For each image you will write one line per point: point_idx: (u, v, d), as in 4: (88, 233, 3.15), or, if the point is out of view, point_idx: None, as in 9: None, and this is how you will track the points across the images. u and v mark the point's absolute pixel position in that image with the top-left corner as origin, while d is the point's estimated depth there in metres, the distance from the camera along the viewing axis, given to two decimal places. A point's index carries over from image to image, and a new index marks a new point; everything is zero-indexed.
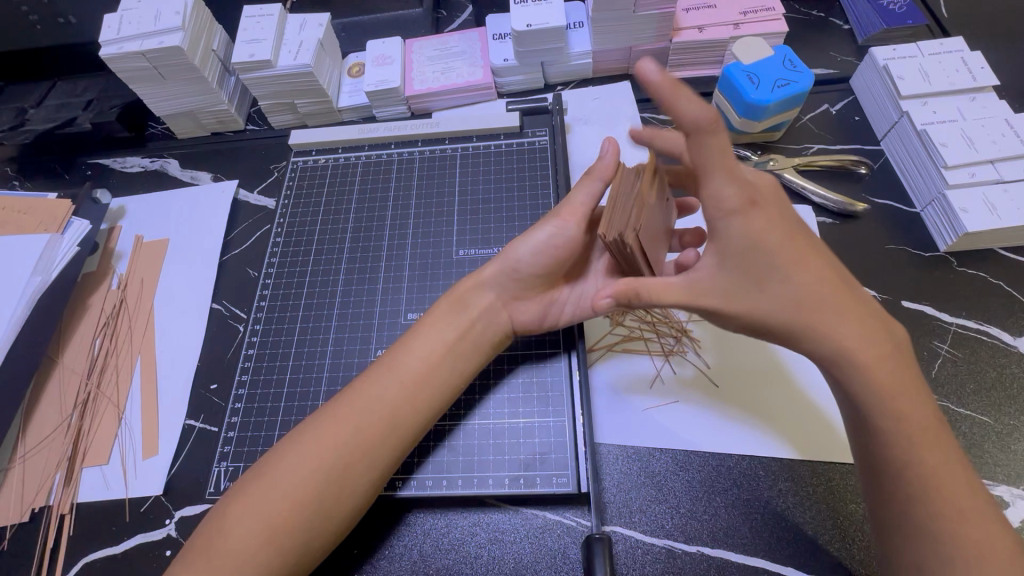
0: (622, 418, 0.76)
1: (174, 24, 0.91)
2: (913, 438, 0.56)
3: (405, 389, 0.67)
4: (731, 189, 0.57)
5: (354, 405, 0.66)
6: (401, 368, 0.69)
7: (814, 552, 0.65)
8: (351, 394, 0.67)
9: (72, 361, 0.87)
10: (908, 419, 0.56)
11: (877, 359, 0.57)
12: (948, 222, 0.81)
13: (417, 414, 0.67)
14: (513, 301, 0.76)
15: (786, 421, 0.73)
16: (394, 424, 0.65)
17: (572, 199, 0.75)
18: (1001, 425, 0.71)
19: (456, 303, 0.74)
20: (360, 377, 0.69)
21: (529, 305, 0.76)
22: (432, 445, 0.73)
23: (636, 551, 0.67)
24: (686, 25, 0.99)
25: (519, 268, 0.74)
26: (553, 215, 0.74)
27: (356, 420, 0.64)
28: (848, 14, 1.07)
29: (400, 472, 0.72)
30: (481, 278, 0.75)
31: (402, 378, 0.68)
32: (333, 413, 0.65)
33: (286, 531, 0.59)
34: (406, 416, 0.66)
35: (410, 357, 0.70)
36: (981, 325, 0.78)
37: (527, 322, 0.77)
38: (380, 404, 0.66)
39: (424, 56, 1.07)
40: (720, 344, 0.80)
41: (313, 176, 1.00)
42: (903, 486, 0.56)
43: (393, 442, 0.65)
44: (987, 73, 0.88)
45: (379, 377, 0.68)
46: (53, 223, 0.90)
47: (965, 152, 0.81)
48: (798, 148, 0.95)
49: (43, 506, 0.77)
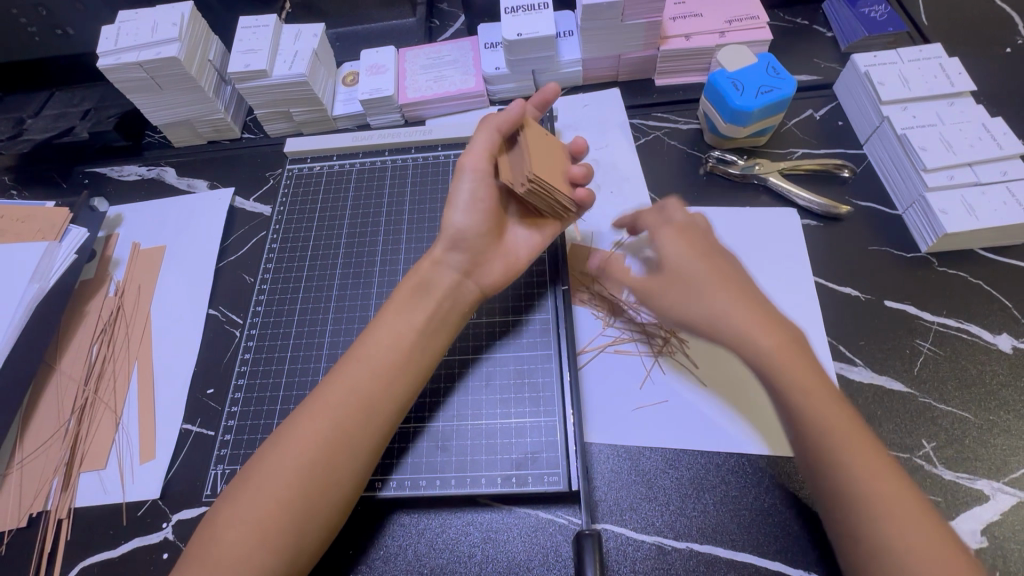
0: (613, 419, 0.77)
1: (170, 35, 0.93)
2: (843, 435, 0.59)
3: (381, 383, 0.68)
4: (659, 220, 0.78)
5: (331, 400, 0.66)
6: (373, 359, 0.69)
7: (801, 546, 0.67)
8: (327, 389, 0.68)
9: (69, 367, 0.88)
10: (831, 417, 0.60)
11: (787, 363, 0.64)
12: (929, 224, 0.83)
13: (392, 400, 0.68)
14: (472, 270, 0.78)
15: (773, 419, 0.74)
16: (373, 415, 0.67)
17: (472, 147, 0.77)
18: (981, 421, 0.73)
19: (417, 289, 0.75)
20: (334, 372, 0.70)
21: (490, 268, 0.80)
22: (409, 446, 0.75)
23: (627, 548, 0.68)
24: (673, 33, 1.01)
25: (463, 233, 0.77)
26: (463, 169, 0.77)
27: (333, 417, 0.65)
28: (832, 22, 1.10)
29: (378, 473, 0.73)
30: (435, 256, 0.77)
31: (377, 371, 0.69)
32: (310, 409, 0.66)
33: (275, 532, 0.60)
34: (384, 404, 0.68)
35: (380, 348, 0.70)
36: (962, 324, 0.80)
37: (494, 280, 0.80)
38: (356, 397, 0.67)
39: (417, 65, 1.09)
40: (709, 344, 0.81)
41: (310, 182, 1.01)
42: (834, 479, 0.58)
43: (370, 433, 0.66)
44: (964, 79, 0.91)
45: (352, 371, 0.68)
46: (51, 232, 0.91)
47: (944, 155, 0.83)
48: (784, 152, 0.97)
49: (41, 511, 0.78)
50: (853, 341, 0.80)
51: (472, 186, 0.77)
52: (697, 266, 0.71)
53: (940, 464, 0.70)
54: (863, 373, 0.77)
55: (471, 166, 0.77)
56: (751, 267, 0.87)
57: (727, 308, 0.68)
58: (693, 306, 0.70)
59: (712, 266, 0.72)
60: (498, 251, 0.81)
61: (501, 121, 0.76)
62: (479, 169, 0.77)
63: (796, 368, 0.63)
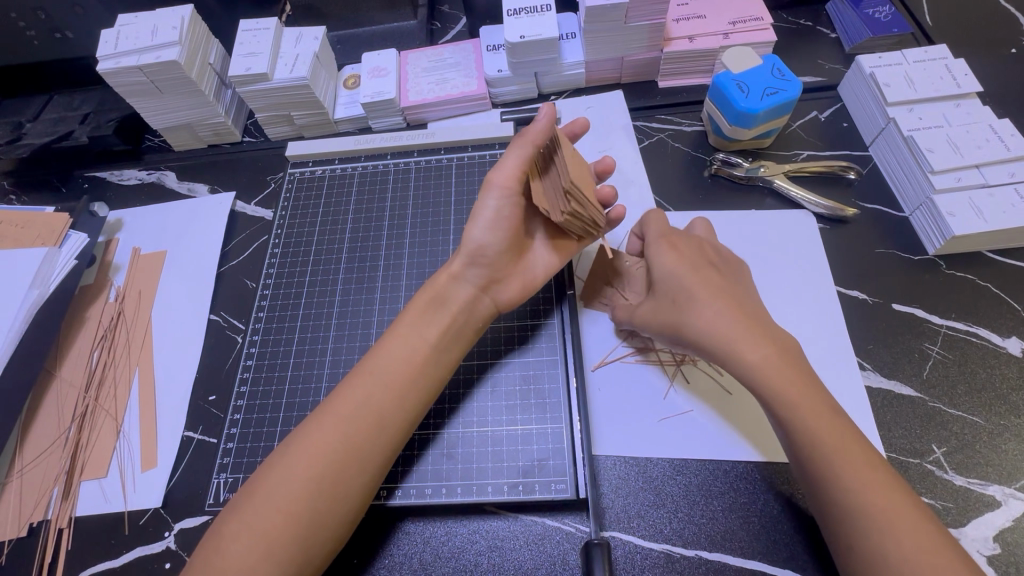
0: (628, 430, 0.76)
1: (170, 39, 0.92)
2: (835, 446, 0.59)
3: (392, 395, 0.67)
4: (654, 233, 0.77)
5: (340, 412, 0.66)
6: (384, 371, 0.69)
7: (813, 554, 0.66)
8: (336, 401, 0.67)
9: (70, 373, 0.87)
10: (822, 425, 0.61)
11: (775, 375, 0.63)
12: (936, 227, 0.82)
13: (404, 414, 0.67)
14: (488, 287, 0.78)
15: None
16: (382, 428, 0.66)
17: (504, 163, 0.75)
18: (991, 425, 0.72)
19: (434, 302, 0.75)
20: (344, 383, 0.69)
21: (507, 284, 0.79)
22: (416, 454, 0.74)
23: (635, 556, 0.67)
24: (676, 35, 1.01)
25: (484, 248, 0.76)
26: (489, 186, 0.75)
27: (343, 430, 0.65)
28: (835, 23, 1.10)
29: (386, 482, 0.72)
30: (454, 270, 0.77)
31: (387, 383, 0.68)
32: (319, 421, 0.65)
33: (281, 544, 0.59)
34: (396, 418, 0.67)
35: (392, 361, 0.70)
36: (970, 327, 0.79)
37: (511, 296, 0.79)
38: (366, 409, 0.66)
39: (418, 68, 1.09)
40: None
41: (311, 186, 1.01)
42: (828, 488, 0.59)
43: (380, 446, 0.65)
44: (970, 80, 0.90)
45: (363, 384, 0.68)
46: (50, 238, 0.90)
47: (951, 157, 0.82)
48: (789, 154, 0.97)
49: (42, 520, 0.77)
50: (861, 345, 0.79)
51: (497, 206, 0.75)
52: (689, 283, 0.70)
53: (950, 469, 0.70)
54: (873, 377, 0.76)
55: (498, 183, 0.75)
56: (758, 270, 0.86)
57: (707, 314, 0.67)
58: (682, 315, 0.69)
59: (710, 281, 0.70)
60: (515, 269, 0.79)
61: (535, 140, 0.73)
62: (507, 186, 0.75)
63: (789, 383, 0.63)
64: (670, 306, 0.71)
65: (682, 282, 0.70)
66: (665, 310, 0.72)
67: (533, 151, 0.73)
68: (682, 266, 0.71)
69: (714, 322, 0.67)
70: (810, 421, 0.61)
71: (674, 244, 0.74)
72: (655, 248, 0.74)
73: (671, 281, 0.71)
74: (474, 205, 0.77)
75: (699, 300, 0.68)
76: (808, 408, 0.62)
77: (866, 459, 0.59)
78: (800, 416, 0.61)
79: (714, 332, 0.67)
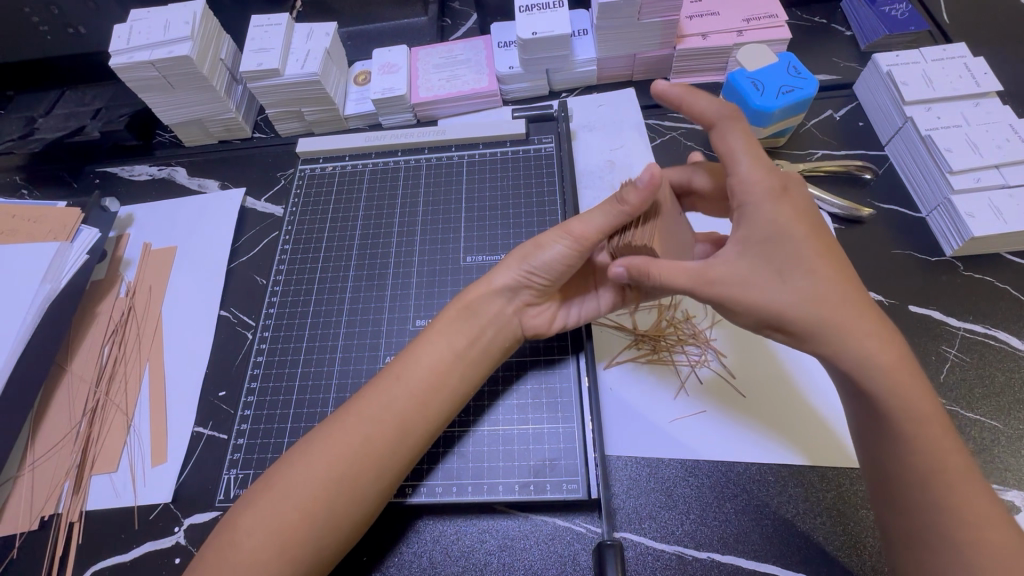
0: (638, 432, 0.75)
1: (183, 34, 0.92)
2: (955, 467, 0.55)
3: (413, 398, 0.67)
4: (760, 173, 0.63)
5: (363, 412, 0.66)
6: (411, 377, 0.68)
7: (826, 560, 0.65)
8: (360, 403, 0.67)
9: (80, 368, 0.88)
10: (943, 445, 0.56)
11: (891, 384, 0.56)
12: (955, 228, 0.81)
13: (427, 424, 0.67)
14: (524, 306, 0.76)
15: (808, 429, 0.73)
16: (402, 434, 0.65)
17: (587, 217, 0.70)
18: (1010, 430, 0.71)
19: (464, 310, 0.73)
20: (368, 385, 0.69)
21: (541, 310, 0.77)
22: (441, 451, 0.74)
23: (647, 557, 0.67)
24: (689, 32, 1.00)
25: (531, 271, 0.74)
26: (566, 232, 0.71)
27: (363, 433, 0.64)
28: (850, 20, 1.08)
29: (410, 479, 0.72)
30: (494, 284, 0.74)
31: (411, 389, 0.68)
32: (341, 421, 0.66)
33: (296, 542, 0.59)
34: (417, 424, 0.66)
35: (419, 366, 0.69)
36: (989, 330, 0.78)
37: (538, 325, 0.77)
38: (387, 413, 0.66)
39: (429, 64, 1.08)
40: (743, 350, 0.80)
41: (321, 183, 1.01)
42: (917, 490, 0.55)
43: (401, 449, 0.65)
44: (990, 79, 0.88)
45: (387, 387, 0.68)
46: (63, 232, 0.91)
47: (970, 156, 0.81)
48: (803, 153, 0.96)
49: (53, 513, 0.77)
50: None
51: (561, 255, 0.71)
52: (800, 243, 0.60)
53: None
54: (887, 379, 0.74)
55: (575, 235, 0.70)
56: None
57: (825, 294, 0.58)
58: (779, 291, 0.59)
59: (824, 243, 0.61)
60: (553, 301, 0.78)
61: (625, 207, 0.66)
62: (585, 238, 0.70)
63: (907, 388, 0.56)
64: (772, 257, 0.61)
65: (798, 249, 0.60)
66: (769, 263, 0.61)
67: (626, 216, 0.67)
68: (799, 230, 0.61)
69: (826, 309, 0.58)
70: (931, 438, 0.56)
71: (788, 194, 0.63)
72: (765, 199, 0.62)
73: (780, 240, 0.61)
74: (543, 235, 0.73)
75: (830, 276, 0.59)
76: (932, 430, 0.56)
77: (973, 486, 0.55)
78: (928, 431, 0.56)
79: (832, 321, 0.58)
